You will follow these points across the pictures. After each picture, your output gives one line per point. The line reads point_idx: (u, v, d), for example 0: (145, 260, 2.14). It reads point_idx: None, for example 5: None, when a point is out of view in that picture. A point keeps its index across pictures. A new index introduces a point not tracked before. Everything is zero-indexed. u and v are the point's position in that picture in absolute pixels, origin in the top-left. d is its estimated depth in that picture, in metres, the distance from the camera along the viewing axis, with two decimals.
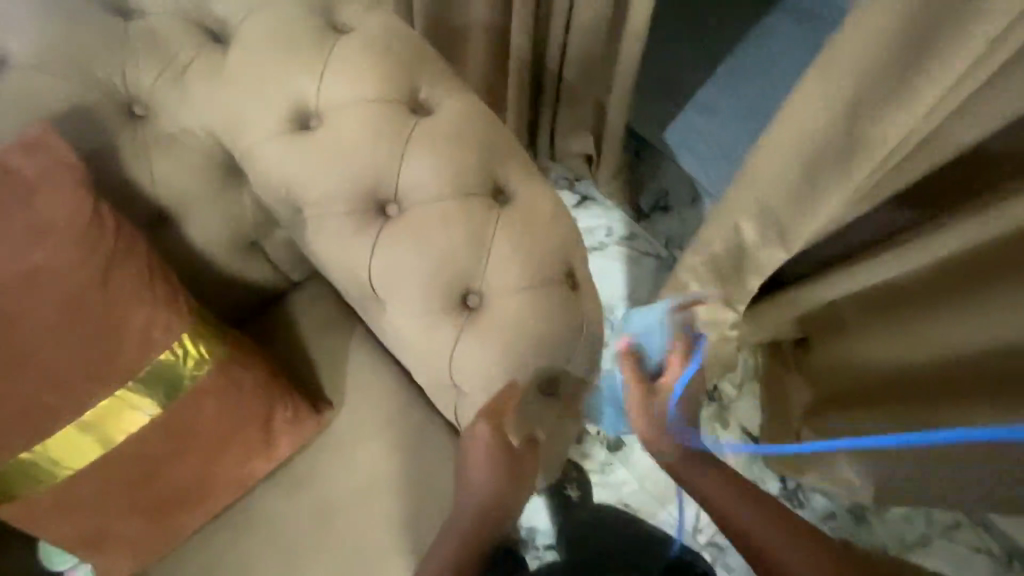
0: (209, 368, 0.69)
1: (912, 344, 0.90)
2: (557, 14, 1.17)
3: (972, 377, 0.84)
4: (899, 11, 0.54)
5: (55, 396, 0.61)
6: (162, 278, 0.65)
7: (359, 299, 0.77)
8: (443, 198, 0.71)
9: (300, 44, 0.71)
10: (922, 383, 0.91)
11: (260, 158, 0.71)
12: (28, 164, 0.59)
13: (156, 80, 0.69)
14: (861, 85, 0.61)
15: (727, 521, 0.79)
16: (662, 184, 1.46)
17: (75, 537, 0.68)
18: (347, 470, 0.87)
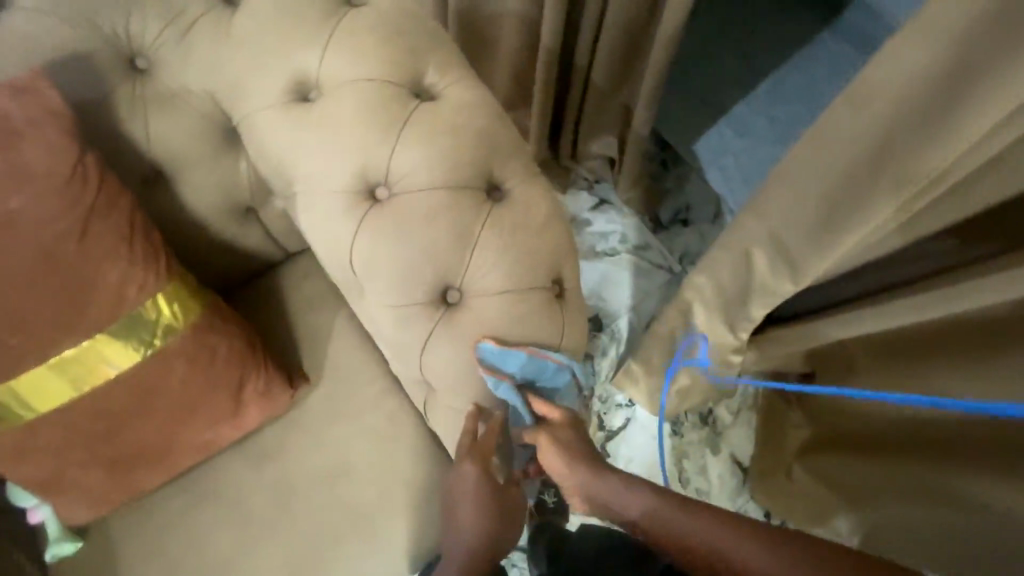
0: (181, 330, 0.69)
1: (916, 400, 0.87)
2: (593, 9, 1.13)
3: (971, 441, 0.81)
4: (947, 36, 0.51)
5: (22, 340, 0.61)
6: (142, 236, 0.65)
7: (342, 281, 0.75)
8: (433, 188, 0.68)
9: (307, 14, 0.69)
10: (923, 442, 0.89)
11: (256, 126, 0.70)
12: (14, 107, 0.58)
13: (160, 36, 0.68)
14: (900, 113, 0.59)
15: (659, 542, 0.68)
16: (686, 198, 1.50)
17: (36, 480, 0.69)
18: (315, 448, 0.86)
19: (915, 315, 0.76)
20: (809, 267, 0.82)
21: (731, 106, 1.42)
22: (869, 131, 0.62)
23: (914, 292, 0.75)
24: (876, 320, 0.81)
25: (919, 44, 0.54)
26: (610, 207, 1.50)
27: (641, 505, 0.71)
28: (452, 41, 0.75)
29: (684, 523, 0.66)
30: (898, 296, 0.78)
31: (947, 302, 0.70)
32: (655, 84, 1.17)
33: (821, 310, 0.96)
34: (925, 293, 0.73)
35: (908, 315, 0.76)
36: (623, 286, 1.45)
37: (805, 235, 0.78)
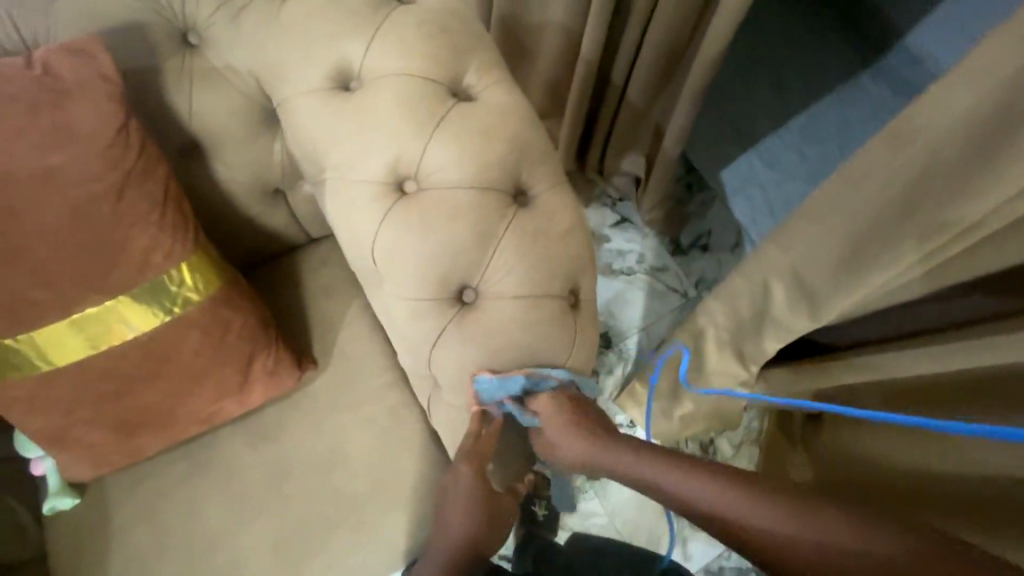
0: (200, 301, 0.70)
1: (927, 449, 0.82)
2: (637, 27, 1.13)
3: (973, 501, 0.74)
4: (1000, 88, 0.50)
5: (47, 293, 0.63)
6: (174, 205, 0.67)
7: (360, 268, 0.76)
8: (461, 187, 0.69)
9: (357, 6, 0.70)
10: (917, 496, 0.84)
11: (296, 110, 0.72)
12: (67, 67, 0.59)
13: (212, 13, 0.69)
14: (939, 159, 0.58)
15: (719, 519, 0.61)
16: (707, 225, 1.53)
17: (42, 431, 0.70)
18: (315, 432, 0.87)
19: (928, 365, 0.74)
20: (825, 305, 0.82)
21: (761, 138, 1.39)
22: (903, 175, 0.62)
23: (931, 342, 0.74)
24: (887, 364, 0.80)
25: (965, 91, 0.53)
26: (630, 225, 1.52)
27: (704, 489, 0.63)
28: (494, 45, 0.76)
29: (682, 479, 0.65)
30: (916, 343, 0.77)
31: (965, 356, 0.69)
32: (691, 108, 1.17)
33: (837, 350, 0.95)
34: (941, 341, 0.72)
35: (919, 361, 0.75)
36: (636, 306, 1.46)
37: (828, 271, 0.78)
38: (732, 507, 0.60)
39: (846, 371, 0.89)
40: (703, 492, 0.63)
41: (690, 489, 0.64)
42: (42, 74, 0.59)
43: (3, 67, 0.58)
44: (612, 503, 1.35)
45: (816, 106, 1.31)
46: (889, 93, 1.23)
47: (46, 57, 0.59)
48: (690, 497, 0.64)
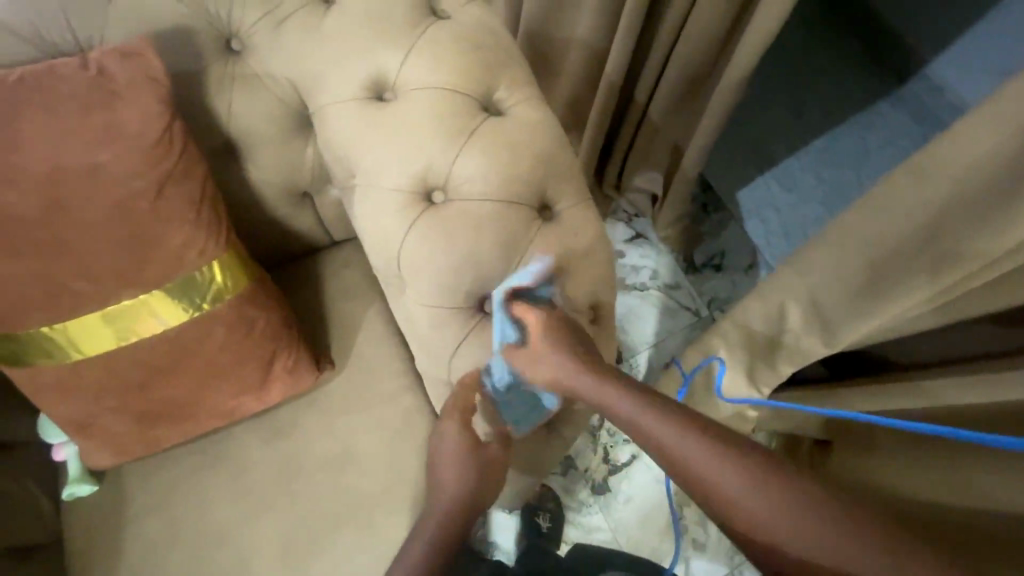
0: (228, 298, 0.72)
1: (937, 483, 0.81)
2: (663, 48, 1.15)
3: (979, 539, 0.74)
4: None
5: (85, 285, 0.65)
6: (210, 205, 0.69)
7: (383, 274, 0.77)
8: (488, 199, 0.70)
9: (395, 20, 0.72)
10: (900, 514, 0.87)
11: (331, 117, 0.74)
12: (120, 70, 0.62)
13: (256, 22, 0.71)
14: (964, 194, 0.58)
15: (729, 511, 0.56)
16: (721, 244, 1.54)
17: (68, 418, 0.72)
18: (329, 432, 0.88)
19: (937, 399, 0.75)
20: (841, 331, 0.83)
21: (781, 158, 1.41)
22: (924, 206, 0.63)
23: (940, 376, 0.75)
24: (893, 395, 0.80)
25: (988, 129, 0.54)
26: (645, 242, 1.55)
27: (726, 473, 0.56)
28: (526, 62, 0.78)
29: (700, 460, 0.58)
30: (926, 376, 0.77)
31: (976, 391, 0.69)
32: (712, 129, 1.18)
33: (850, 379, 0.95)
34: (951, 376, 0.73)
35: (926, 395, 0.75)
36: (648, 322, 1.48)
37: (846, 298, 0.78)
38: (749, 498, 0.56)
39: (851, 399, 0.88)
40: (725, 475, 0.56)
41: (716, 474, 0.57)
42: (95, 75, 0.61)
43: (60, 67, 0.61)
44: (616, 519, 1.35)
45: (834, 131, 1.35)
46: (905, 121, 1.27)
47: (101, 59, 0.62)
48: (713, 483, 0.57)
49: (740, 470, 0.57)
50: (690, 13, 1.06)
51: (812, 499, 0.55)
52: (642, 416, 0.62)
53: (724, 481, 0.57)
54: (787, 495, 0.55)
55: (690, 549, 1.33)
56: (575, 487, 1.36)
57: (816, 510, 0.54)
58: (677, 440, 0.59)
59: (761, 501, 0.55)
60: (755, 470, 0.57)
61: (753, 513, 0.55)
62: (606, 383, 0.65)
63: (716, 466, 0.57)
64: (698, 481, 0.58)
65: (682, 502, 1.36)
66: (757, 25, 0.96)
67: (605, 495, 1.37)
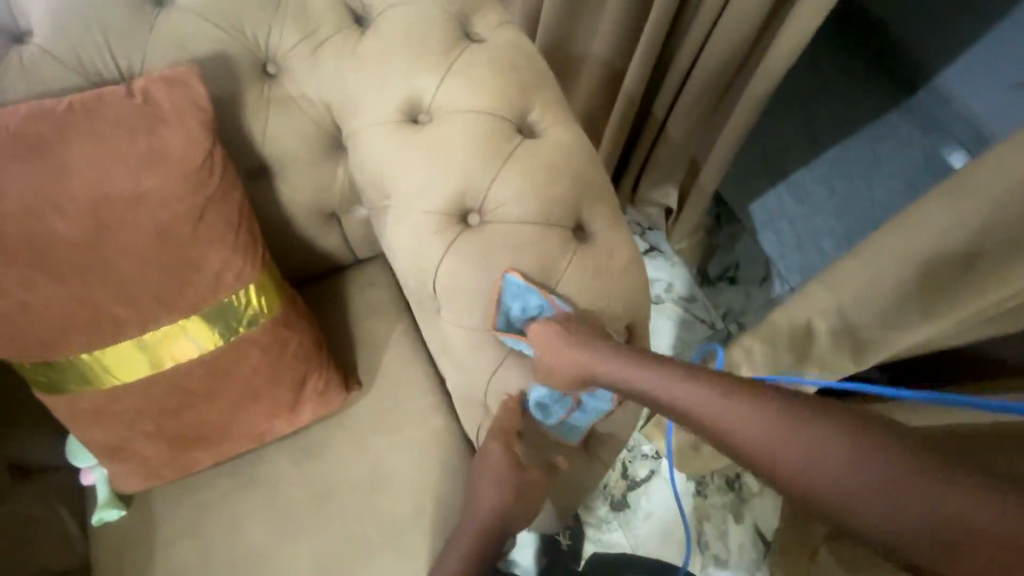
0: (263, 321, 0.72)
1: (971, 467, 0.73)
2: (684, 64, 1.15)
3: None
4: None
5: (126, 311, 0.64)
6: (248, 229, 0.69)
7: (417, 294, 0.77)
8: (525, 221, 0.70)
9: (431, 44, 0.73)
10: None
11: (366, 140, 0.74)
12: (165, 97, 0.62)
13: (294, 47, 0.72)
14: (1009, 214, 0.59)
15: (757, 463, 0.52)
16: (736, 255, 1.48)
17: (103, 443, 0.72)
18: (358, 453, 0.88)
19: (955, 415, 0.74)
20: (872, 348, 0.83)
21: (791, 172, 1.45)
22: (965, 227, 0.64)
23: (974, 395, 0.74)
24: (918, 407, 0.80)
25: None
26: (660, 254, 1.51)
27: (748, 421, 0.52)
28: (558, 83, 0.78)
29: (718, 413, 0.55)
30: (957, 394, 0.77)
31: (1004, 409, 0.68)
32: (733, 144, 1.19)
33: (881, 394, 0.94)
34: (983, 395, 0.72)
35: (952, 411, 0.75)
36: (664, 334, 1.43)
37: (880, 315, 0.78)
38: (758, 439, 0.51)
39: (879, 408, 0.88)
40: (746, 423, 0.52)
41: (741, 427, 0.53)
42: (140, 101, 0.61)
43: (106, 93, 0.61)
44: (636, 535, 1.34)
45: (841, 148, 1.43)
46: (915, 133, 1.38)
47: (146, 87, 0.62)
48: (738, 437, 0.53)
49: (763, 413, 0.52)
50: (713, 32, 1.07)
51: (827, 430, 0.48)
52: (663, 385, 0.60)
53: (748, 431, 0.52)
54: (814, 433, 0.48)
55: (712, 565, 1.31)
56: (594, 503, 1.35)
57: (830, 439, 0.47)
58: (691, 394, 0.57)
59: (789, 442, 0.49)
60: (781, 410, 0.51)
61: (783, 458, 0.49)
62: (633, 363, 0.63)
63: (736, 416, 0.53)
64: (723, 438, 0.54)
65: (702, 517, 1.34)
66: (781, 43, 0.97)
67: (624, 511, 1.36)
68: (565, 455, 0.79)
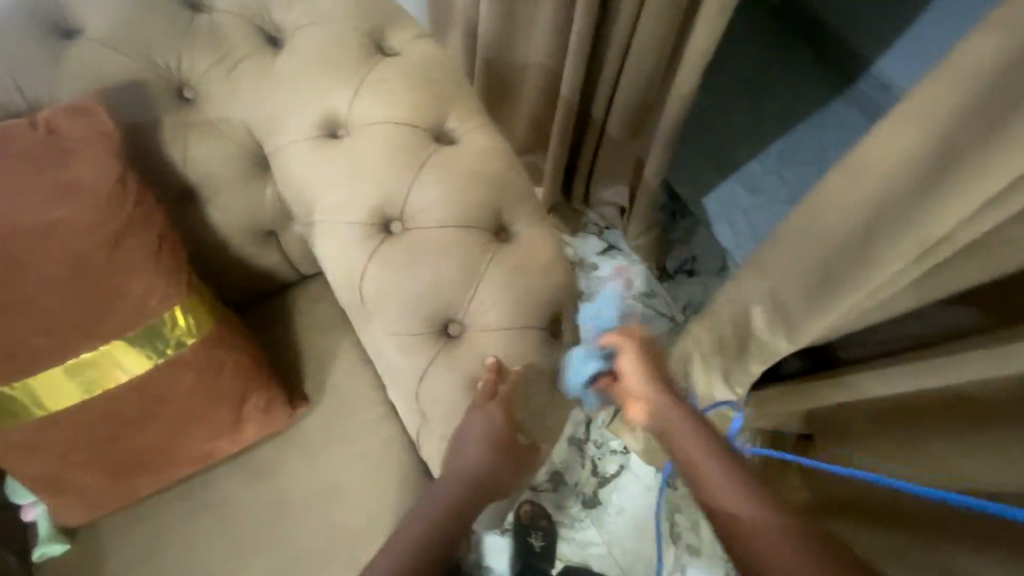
0: (193, 343, 0.72)
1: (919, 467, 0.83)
2: (613, 66, 1.19)
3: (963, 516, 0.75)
4: (944, 113, 0.55)
5: (47, 340, 0.65)
6: (170, 252, 0.69)
7: (349, 305, 0.78)
8: (446, 226, 0.72)
9: (343, 60, 0.74)
10: (887, 514, 0.88)
11: (287, 157, 0.75)
12: (73, 127, 0.63)
13: (208, 70, 0.73)
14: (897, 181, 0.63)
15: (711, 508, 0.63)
16: (691, 249, 1.58)
17: (37, 477, 0.71)
18: (308, 469, 0.88)
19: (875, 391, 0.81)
20: (800, 329, 0.86)
21: (742, 162, 1.42)
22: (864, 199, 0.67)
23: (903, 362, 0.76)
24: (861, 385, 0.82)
25: (905, 128, 0.59)
26: (617, 253, 1.59)
27: (713, 468, 0.65)
28: (475, 92, 0.80)
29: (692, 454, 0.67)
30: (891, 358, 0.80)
31: (940, 373, 0.69)
32: (668, 140, 1.22)
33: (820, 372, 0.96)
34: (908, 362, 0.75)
35: (895, 382, 0.76)
36: None
37: (805, 295, 0.81)
38: (710, 486, 0.64)
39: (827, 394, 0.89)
40: (710, 470, 0.65)
41: (705, 472, 0.65)
42: (47, 133, 0.62)
43: (10, 128, 0.62)
44: (609, 531, 1.35)
45: (800, 132, 1.36)
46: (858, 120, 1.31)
47: (53, 119, 0.63)
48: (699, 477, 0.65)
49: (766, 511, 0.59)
50: (635, 33, 1.11)
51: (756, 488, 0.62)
52: (696, 451, 0.67)
53: (749, 523, 0.59)
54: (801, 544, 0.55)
55: (685, 555, 1.32)
56: (565, 502, 1.36)
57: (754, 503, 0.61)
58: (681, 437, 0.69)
59: (744, 514, 0.60)
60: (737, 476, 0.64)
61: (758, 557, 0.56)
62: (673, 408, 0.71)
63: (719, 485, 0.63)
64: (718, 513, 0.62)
65: (673, 508, 1.35)
66: (698, 39, 1.00)
67: (596, 508, 1.37)
68: (518, 464, 0.77)
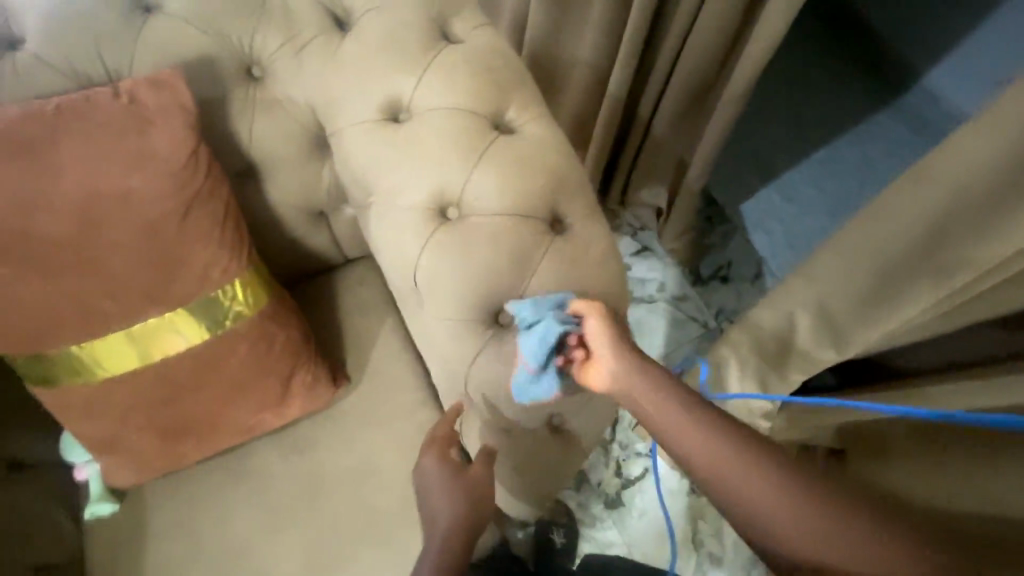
0: (248, 318, 0.74)
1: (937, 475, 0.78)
2: (664, 65, 1.18)
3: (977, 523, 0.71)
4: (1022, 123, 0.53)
5: (113, 305, 0.66)
6: (233, 226, 0.71)
7: (400, 287, 0.79)
8: (502, 214, 0.72)
9: (409, 46, 0.75)
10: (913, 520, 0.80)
11: (348, 139, 0.76)
12: (152, 99, 0.64)
13: (277, 50, 0.75)
14: (961, 195, 0.61)
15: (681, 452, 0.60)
16: (727, 254, 1.48)
17: (93, 436, 0.74)
18: (346, 447, 0.89)
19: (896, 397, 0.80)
20: (848, 340, 0.84)
21: (782, 171, 1.42)
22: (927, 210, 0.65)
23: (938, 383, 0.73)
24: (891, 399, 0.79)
25: (986, 138, 0.57)
26: (650, 255, 1.52)
27: (669, 414, 0.62)
28: (535, 82, 0.80)
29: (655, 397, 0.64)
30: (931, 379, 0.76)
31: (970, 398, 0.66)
32: (716, 143, 1.20)
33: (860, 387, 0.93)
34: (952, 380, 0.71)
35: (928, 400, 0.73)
36: (656, 335, 1.43)
37: (857, 304, 0.79)
38: (674, 429, 0.61)
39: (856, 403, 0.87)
40: (667, 417, 0.62)
41: (667, 417, 0.62)
42: (128, 103, 0.64)
43: (93, 96, 0.63)
44: (631, 534, 1.33)
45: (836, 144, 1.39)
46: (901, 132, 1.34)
47: (133, 90, 0.64)
48: (663, 422, 0.62)
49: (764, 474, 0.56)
50: (691, 32, 1.09)
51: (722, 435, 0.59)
52: (654, 401, 0.63)
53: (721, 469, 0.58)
54: (828, 517, 0.53)
55: (706, 563, 1.30)
56: (589, 501, 1.35)
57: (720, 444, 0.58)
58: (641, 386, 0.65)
59: (701, 448, 0.59)
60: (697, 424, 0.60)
61: (736, 495, 0.56)
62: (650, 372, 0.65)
63: (690, 434, 0.60)
64: (702, 470, 0.59)
65: (696, 515, 1.33)
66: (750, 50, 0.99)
67: (619, 509, 1.35)
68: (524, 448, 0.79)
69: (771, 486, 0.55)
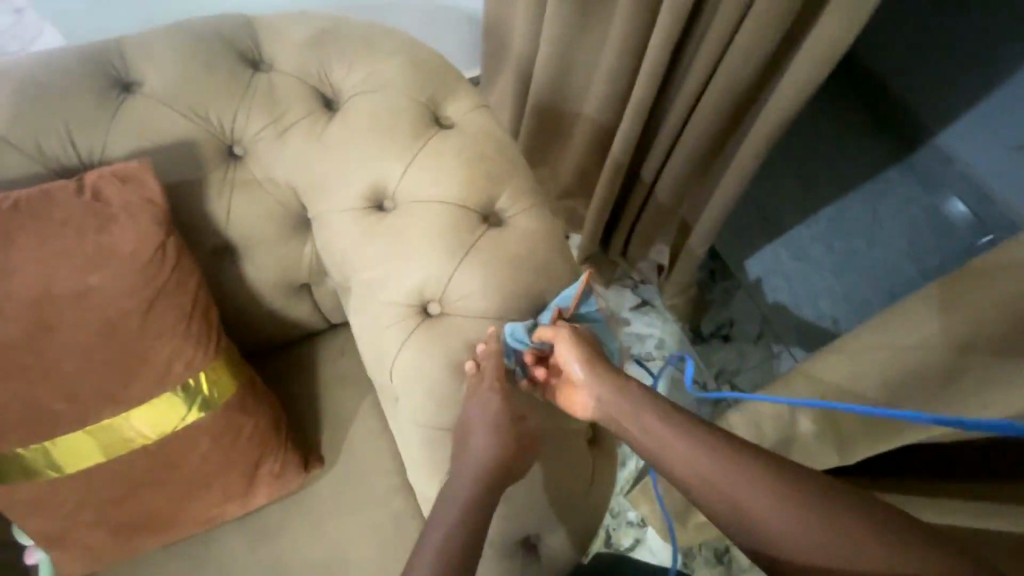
0: (212, 412, 0.70)
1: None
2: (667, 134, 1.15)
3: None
4: None
5: (67, 405, 0.63)
6: (201, 318, 0.68)
7: (377, 379, 0.75)
8: (485, 318, 0.68)
9: (398, 131, 0.72)
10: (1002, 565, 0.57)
11: (331, 224, 0.73)
12: (118, 194, 0.61)
13: (260, 132, 0.72)
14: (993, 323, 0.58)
15: (689, 483, 0.55)
16: (730, 313, 1.34)
17: (41, 532, 0.69)
18: (314, 537, 0.84)
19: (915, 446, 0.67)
20: (852, 454, 0.73)
21: (788, 228, 1.32)
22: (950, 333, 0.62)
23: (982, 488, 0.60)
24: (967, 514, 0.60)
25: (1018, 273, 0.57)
26: (652, 311, 1.32)
27: (680, 448, 0.56)
28: (530, 170, 0.76)
29: (666, 443, 0.57)
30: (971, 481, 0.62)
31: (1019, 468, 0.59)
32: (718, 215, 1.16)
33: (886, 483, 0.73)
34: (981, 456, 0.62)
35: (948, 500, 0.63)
36: None
37: (865, 423, 0.71)
38: (688, 470, 0.55)
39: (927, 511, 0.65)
40: (681, 453, 0.56)
41: (683, 455, 0.56)
42: (91, 197, 0.61)
43: (56, 189, 0.60)
44: None
45: (849, 202, 1.28)
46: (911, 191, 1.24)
47: (98, 183, 0.61)
48: (683, 465, 0.55)
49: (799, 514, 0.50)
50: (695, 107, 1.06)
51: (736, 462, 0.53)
52: (667, 434, 0.57)
53: (750, 506, 0.52)
54: (834, 522, 0.48)
55: None
56: None
57: (742, 472, 0.53)
58: (655, 429, 0.58)
59: (712, 468, 0.54)
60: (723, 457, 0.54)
61: (771, 528, 0.50)
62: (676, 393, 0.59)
63: (703, 465, 0.55)
64: (718, 506, 0.53)
65: None
66: (752, 140, 0.95)
67: None
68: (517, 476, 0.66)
69: (764, 487, 0.51)
